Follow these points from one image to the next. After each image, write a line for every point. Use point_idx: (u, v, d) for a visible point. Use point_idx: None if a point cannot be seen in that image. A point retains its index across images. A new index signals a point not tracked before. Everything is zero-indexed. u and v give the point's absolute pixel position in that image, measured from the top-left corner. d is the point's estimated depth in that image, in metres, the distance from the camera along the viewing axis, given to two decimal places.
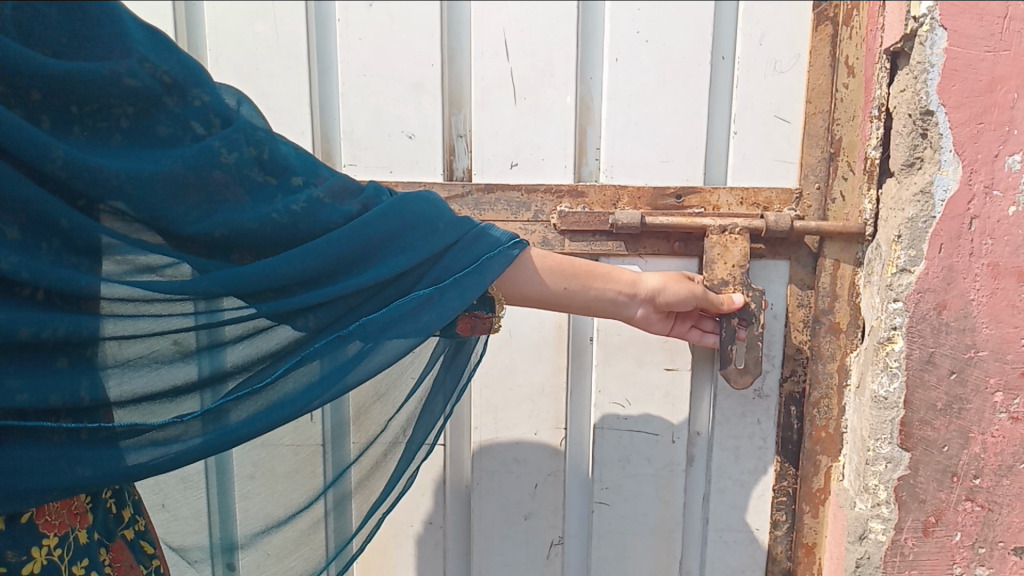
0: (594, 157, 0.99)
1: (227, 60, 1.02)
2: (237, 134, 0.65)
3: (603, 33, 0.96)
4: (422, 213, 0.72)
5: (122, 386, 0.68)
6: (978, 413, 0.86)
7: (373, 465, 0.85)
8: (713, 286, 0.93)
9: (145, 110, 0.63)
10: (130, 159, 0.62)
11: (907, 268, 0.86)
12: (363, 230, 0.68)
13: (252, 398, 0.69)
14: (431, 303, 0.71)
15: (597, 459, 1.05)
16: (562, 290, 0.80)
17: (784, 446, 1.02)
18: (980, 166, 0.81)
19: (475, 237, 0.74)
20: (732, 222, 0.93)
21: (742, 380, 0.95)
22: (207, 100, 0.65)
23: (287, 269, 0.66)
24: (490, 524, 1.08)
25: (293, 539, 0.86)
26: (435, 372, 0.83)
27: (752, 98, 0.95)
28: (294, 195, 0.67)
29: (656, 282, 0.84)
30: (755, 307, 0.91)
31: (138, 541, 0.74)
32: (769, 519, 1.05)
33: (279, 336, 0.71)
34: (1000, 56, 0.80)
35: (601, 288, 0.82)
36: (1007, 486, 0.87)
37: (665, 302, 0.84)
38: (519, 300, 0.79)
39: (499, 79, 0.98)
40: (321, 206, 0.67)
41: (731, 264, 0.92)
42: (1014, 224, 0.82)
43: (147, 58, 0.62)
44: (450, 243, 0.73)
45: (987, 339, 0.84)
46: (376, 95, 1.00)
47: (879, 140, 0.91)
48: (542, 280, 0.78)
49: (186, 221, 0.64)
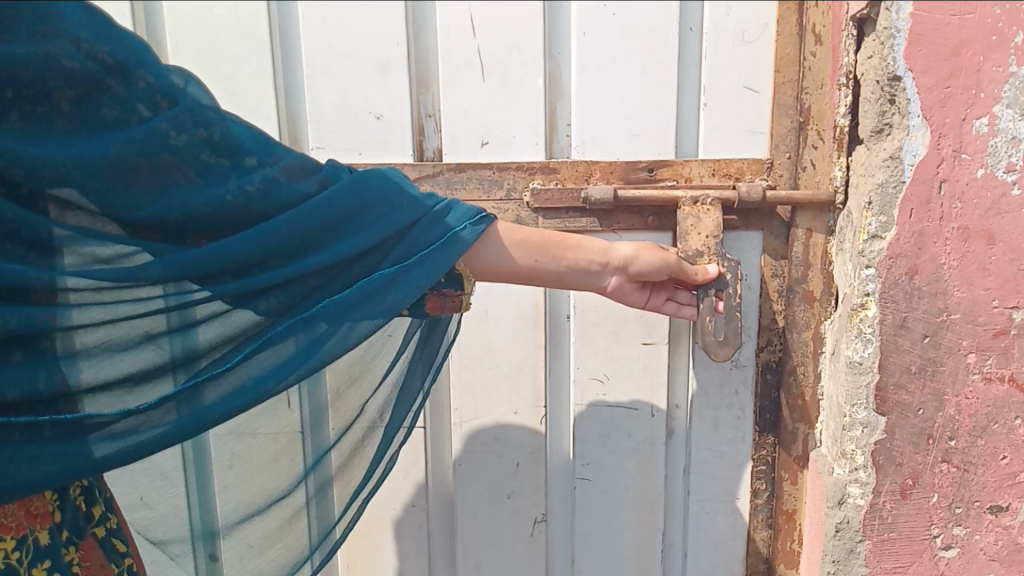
0: (566, 132, 0.98)
1: (188, 45, 1.00)
2: (184, 114, 0.63)
3: (570, 8, 0.95)
4: (383, 192, 0.71)
5: (93, 371, 0.67)
6: (952, 375, 0.88)
7: (352, 450, 0.85)
8: (689, 257, 0.92)
9: (88, 93, 0.61)
10: (74, 145, 0.62)
11: (879, 234, 0.86)
12: (323, 210, 0.67)
13: (222, 379, 0.69)
14: (396, 282, 0.70)
15: (577, 435, 1.05)
16: (532, 263, 0.79)
17: (762, 416, 1.03)
18: (948, 130, 0.82)
19: (437, 216, 0.73)
20: (704, 193, 0.94)
21: (722, 352, 0.93)
22: (152, 81, 0.63)
23: (245, 251, 0.66)
24: (473, 503, 1.08)
25: (274, 529, 0.85)
26: (409, 354, 0.83)
27: (721, 70, 0.95)
28: (248, 174, 0.65)
29: (629, 251, 0.83)
30: (730, 277, 0.91)
31: (109, 539, 0.73)
32: (749, 488, 1.06)
33: (237, 319, 0.70)
34: (966, 20, 0.80)
35: (573, 258, 0.81)
36: (981, 446, 0.88)
37: (638, 271, 0.84)
38: (496, 276, 0.78)
39: (467, 56, 0.97)
40: (277, 185, 0.66)
41: (705, 234, 0.92)
42: (982, 187, 0.83)
43: (85, 39, 0.60)
44: (413, 222, 0.72)
45: (959, 301, 0.86)
46: (341, 77, 0.98)
47: (848, 107, 0.90)
48: (511, 255, 0.78)
49: (133, 206, 0.63)
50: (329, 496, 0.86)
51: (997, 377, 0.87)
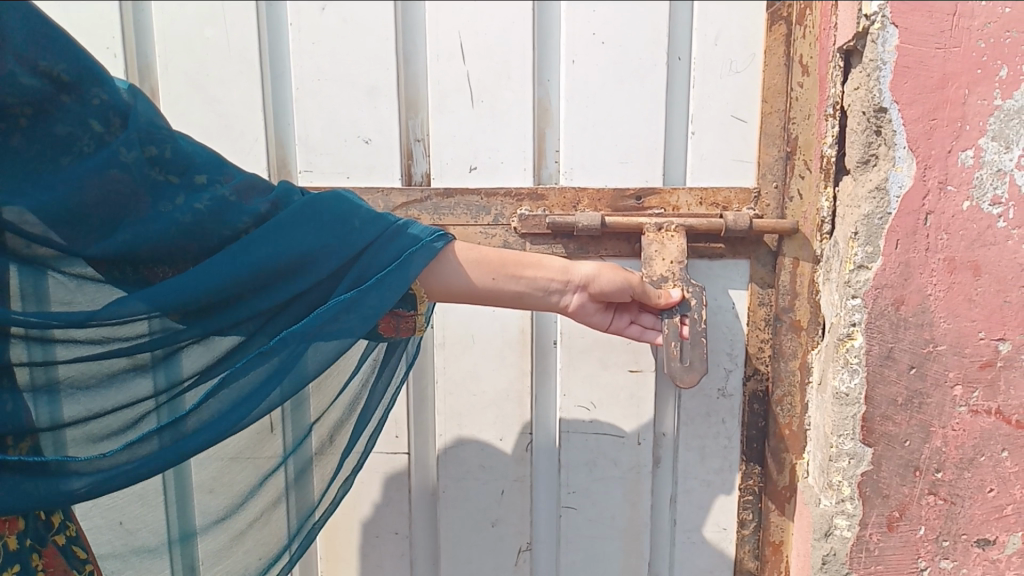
0: (554, 159, 0.98)
1: (177, 68, 1.00)
2: (136, 133, 0.63)
3: (559, 36, 0.96)
4: (336, 213, 0.70)
5: (75, 407, 0.68)
6: (940, 407, 0.87)
7: (299, 475, 0.83)
8: (652, 282, 0.90)
9: (43, 110, 0.60)
10: (33, 166, 0.61)
11: (865, 265, 0.86)
12: (274, 236, 0.67)
13: (203, 410, 0.68)
14: (353, 306, 0.69)
15: (564, 463, 1.04)
16: (490, 282, 0.78)
17: (749, 445, 1.03)
18: (933, 162, 0.82)
19: (393, 236, 0.72)
20: (668, 220, 0.94)
21: (688, 378, 0.88)
22: (107, 98, 0.62)
23: (196, 286, 0.65)
24: (456, 532, 1.07)
25: (216, 551, 0.83)
26: (362, 379, 0.81)
27: (708, 99, 0.96)
28: (197, 193, 0.65)
29: (590, 269, 0.82)
30: (695, 302, 0.88)
31: (70, 547, 0.71)
32: (736, 518, 1.05)
33: (219, 346, 0.70)
34: (950, 53, 0.81)
35: (533, 276, 0.80)
36: (969, 479, 0.88)
37: (598, 291, 0.82)
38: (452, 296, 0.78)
39: (455, 82, 0.97)
40: (226, 205, 0.66)
41: (669, 260, 0.91)
42: (968, 219, 0.83)
43: (42, 59, 0.59)
44: (369, 244, 0.70)
45: (946, 332, 0.85)
46: (330, 100, 0.99)
47: (835, 138, 0.90)
48: (468, 275, 0.77)
49: (84, 244, 0.64)
50: (307, 487, 0.84)
51: (984, 410, 0.86)
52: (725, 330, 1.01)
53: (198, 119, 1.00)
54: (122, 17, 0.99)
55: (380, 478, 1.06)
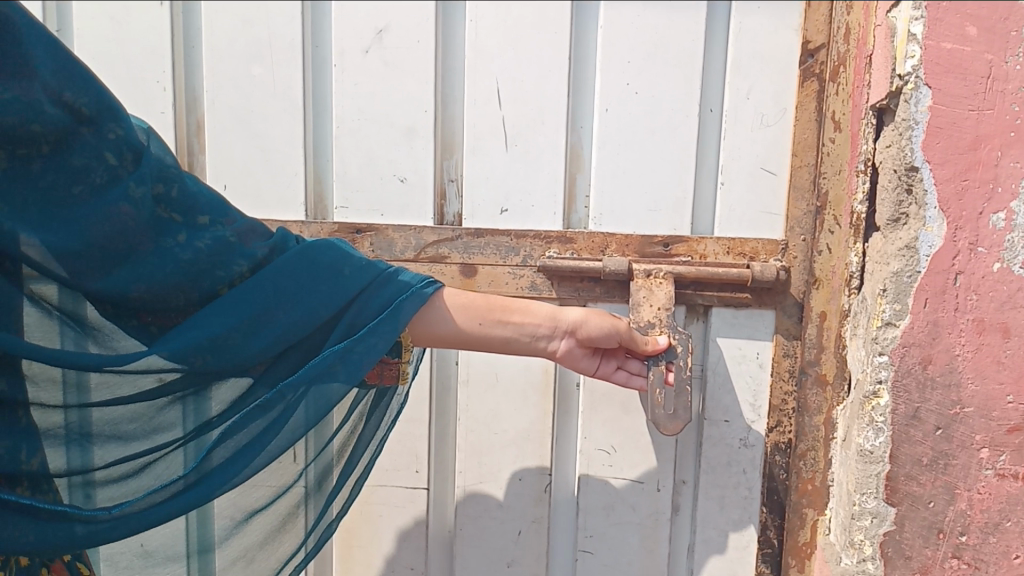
0: (584, 204, 1.00)
1: (223, 102, 1.03)
2: (149, 171, 0.65)
3: (593, 85, 0.98)
4: (329, 262, 0.71)
5: (102, 453, 0.72)
6: (965, 469, 0.86)
7: (303, 496, 0.84)
8: (640, 328, 0.91)
9: (63, 141, 0.62)
10: (45, 193, 0.62)
11: (893, 322, 0.87)
12: (270, 286, 0.68)
13: (216, 451, 0.71)
14: (345, 358, 0.71)
15: (581, 505, 1.04)
16: (476, 327, 0.78)
17: (770, 496, 1.02)
18: (964, 223, 0.82)
19: (384, 284, 0.73)
20: (657, 267, 0.96)
21: (672, 425, 0.87)
22: (121, 134, 0.65)
23: (196, 337, 0.67)
24: (473, 571, 1.07)
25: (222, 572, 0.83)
26: (364, 404, 0.83)
27: (739, 152, 0.97)
28: (199, 233, 0.67)
29: (578, 315, 0.82)
30: (681, 348, 0.88)
31: (74, 563, 0.74)
32: (754, 570, 1.04)
33: (230, 385, 0.72)
34: (984, 115, 0.81)
35: (519, 321, 0.81)
36: (994, 543, 0.86)
37: (587, 335, 0.82)
38: (437, 338, 0.78)
39: (490, 126, 0.99)
40: (228, 246, 0.67)
41: (657, 306, 0.92)
42: (998, 281, 0.82)
43: (66, 90, 0.62)
44: (360, 293, 0.71)
45: (973, 394, 0.85)
46: (369, 139, 1.01)
47: (865, 194, 0.91)
48: (454, 319, 0.77)
49: (90, 280, 0.64)
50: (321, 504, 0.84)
51: (1011, 474, 0.85)
52: (749, 380, 1.01)
53: (240, 152, 1.03)
54: (173, 52, 1.03)
55: (399, 512, 1.07)
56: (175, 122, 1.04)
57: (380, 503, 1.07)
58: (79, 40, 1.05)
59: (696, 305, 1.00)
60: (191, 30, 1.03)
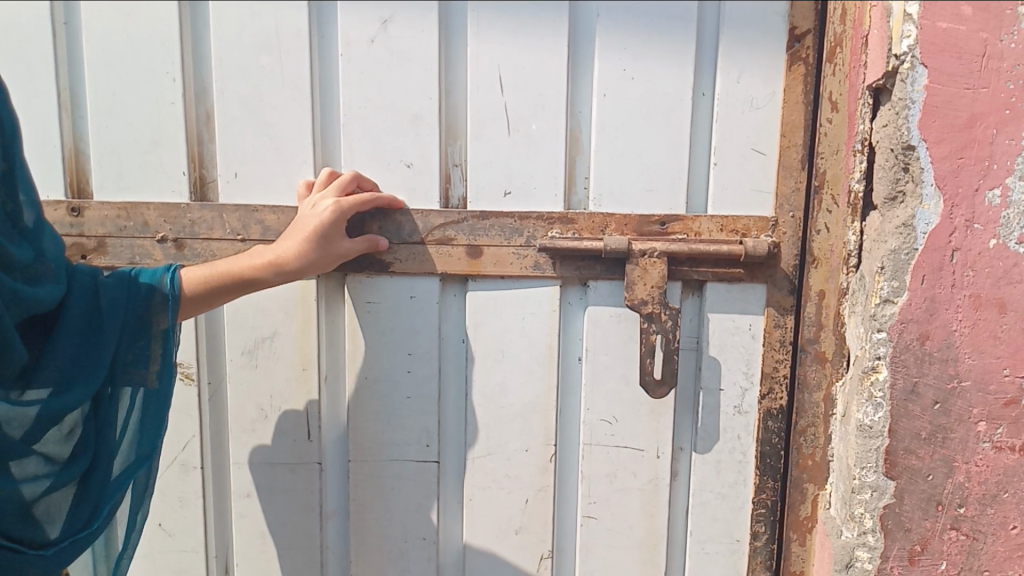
0: (584, 186, 1.02)
1: (233, 92, 1.05)
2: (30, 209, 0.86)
3: (591, 71, 1.00)
4: (87, 296, 0.88)
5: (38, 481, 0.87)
6: (963, 442, 0.88)
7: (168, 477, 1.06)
8: (634, 306, 0.99)
9: None
10: None
11: (891, 299, 0.88)
12: (70, 330, 0.87)
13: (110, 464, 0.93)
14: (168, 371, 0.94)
15: (584, 474, 1.06)
16: (217, 283, 0.93)
17: (764, 460, 1.04)
18: (960, 201, 0.84)
19: (139, 295, 0.90)
20: (651, 246, 0.98)
21: (660, 390, 1.01)
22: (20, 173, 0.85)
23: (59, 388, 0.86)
24: (483, 538, 1.10)
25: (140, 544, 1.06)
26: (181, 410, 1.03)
27: (731, 132, 0.98)
28: (37, 278, 0.85)
29: (301, 256, 0.95)
30: (671, 323, 0.99)
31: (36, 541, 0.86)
32: (749, 530, 1.06)
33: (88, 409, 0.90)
34: (979, 94, 0.83)
35: (278, 271, 0.95)
36: (991, 514, 0.89)
37: (323, 263, 0.97)
38: (204, 294, 0.92)
39: (493, 112, 1.01)
40: (48, 292, 0.85)
41: (650, 285, 0.99)
42: (994, 257, 0.84)
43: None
44: (129, 315, 0.90)
45: (970, 368, 0.87)
46: (375, 126, 1.03)
47: (863, 173, 0.94)
48: (193, 285, 0.91)
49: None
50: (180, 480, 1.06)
51: (1007, 447, 0.87)
52: (742, 350, 1.02)
53: (250, 140, 1.06)
54: (182, 45, 1.05)
55: (409, 484, 1.09)
56: (187, 112, 1.06)
57: (388, 475, 1.09)
58: (87, 30, 1.05)
59: (691, 280, 1.01)
60: (199, 23, 1.05)
